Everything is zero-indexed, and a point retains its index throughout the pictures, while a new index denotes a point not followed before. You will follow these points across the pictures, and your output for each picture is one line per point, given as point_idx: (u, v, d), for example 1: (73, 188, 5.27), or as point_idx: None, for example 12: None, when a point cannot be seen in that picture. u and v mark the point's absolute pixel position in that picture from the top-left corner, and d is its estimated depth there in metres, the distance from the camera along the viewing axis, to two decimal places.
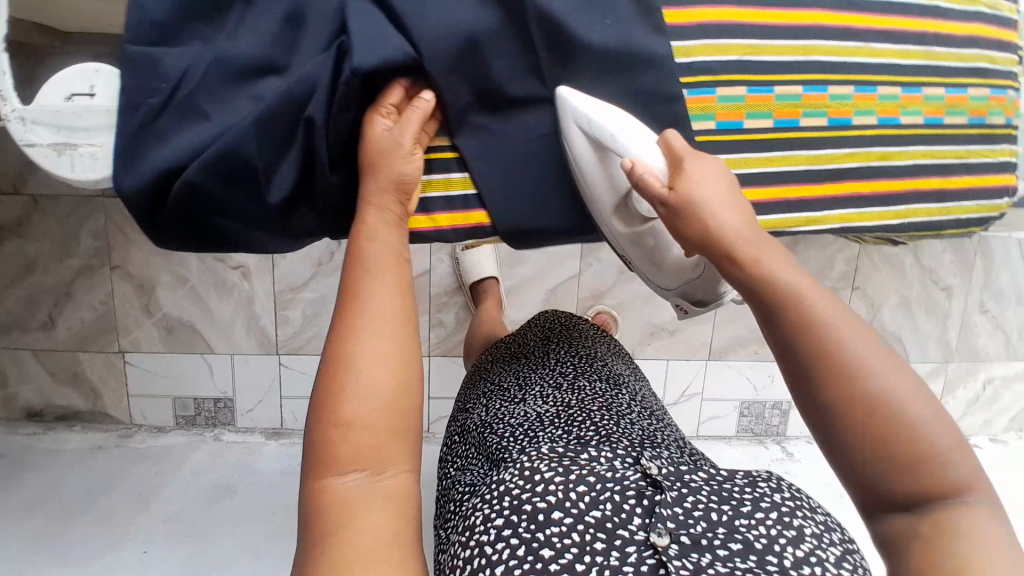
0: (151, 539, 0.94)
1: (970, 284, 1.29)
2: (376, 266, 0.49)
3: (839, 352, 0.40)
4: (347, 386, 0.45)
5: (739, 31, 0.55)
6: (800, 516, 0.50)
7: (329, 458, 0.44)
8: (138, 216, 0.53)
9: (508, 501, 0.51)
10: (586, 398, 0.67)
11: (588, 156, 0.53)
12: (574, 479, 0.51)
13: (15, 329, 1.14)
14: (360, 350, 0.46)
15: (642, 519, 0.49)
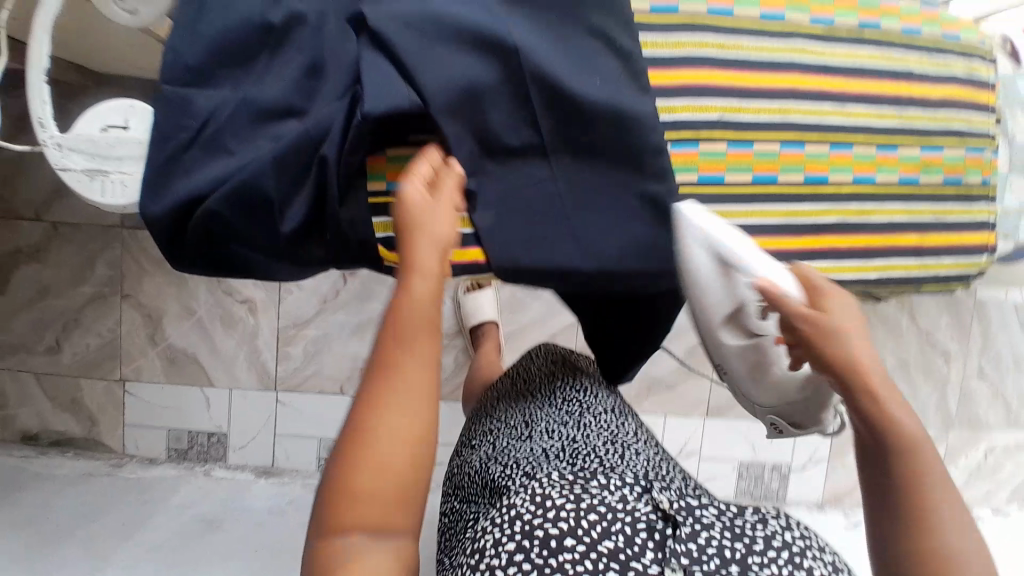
0: (131, 567, 0.92)
1: (969, 346, 1.32)
2: (405, 337, 0.50)
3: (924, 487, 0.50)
4: (369, 447, 0.49)
5: (719, 92, 0.60)
6: (810, 556, 0.56)
7: (341, 508, 0.48)
8: (159, 238, 0.55)
9: (520, 526, 0.56)
10: (591, 432, 0.72)
11: (713, 272, 0.58)
12: (586, 507, 0.57)
13: (21, 351, 1.17)
14: (383, 422, 0.49)
15: (656, 552, 0.55)
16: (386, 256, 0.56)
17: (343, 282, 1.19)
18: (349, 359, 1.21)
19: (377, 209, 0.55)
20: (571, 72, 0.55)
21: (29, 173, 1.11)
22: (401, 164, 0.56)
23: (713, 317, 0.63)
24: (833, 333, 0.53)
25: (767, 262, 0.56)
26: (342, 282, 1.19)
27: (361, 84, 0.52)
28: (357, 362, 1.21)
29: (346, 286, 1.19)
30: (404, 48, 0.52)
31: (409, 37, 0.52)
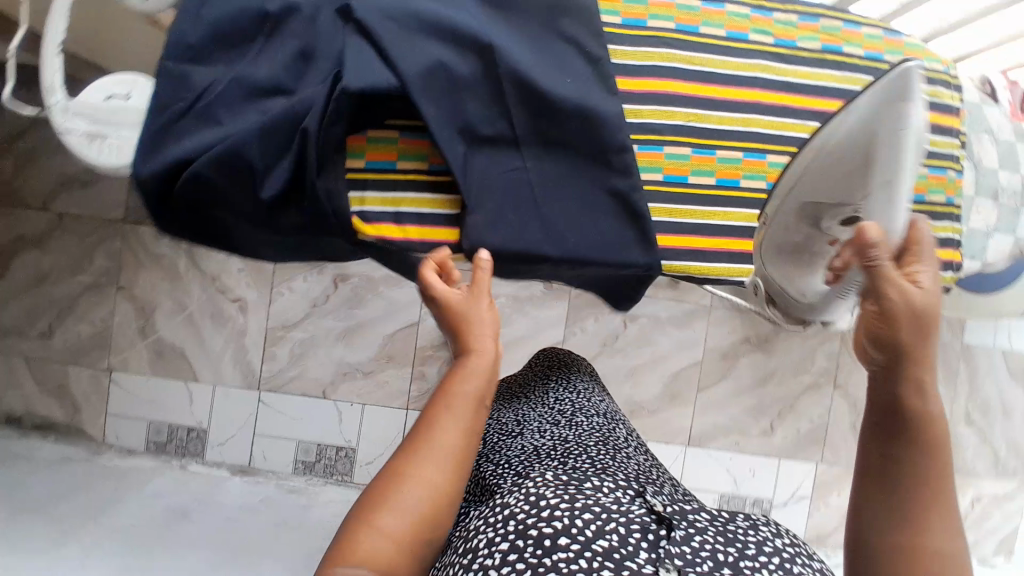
0: (94, 549, 0.90)
1: (956, 392, 1.31)
2: (456, 404, 0.51)
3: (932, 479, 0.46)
4: (391, 498, 0.46)
5: (686, 101, 0.63)
6: (800, 563, 0.46)
7: (347, 548, 0.44)
8: (148, 201, 0.58)
9: (513, 524, 0.47)
10: (584, 436, 0.68)
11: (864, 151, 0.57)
12: (580, 507, 0.48)
13: (14, 334, 1.19)
14: (416, 471, 0.47)
15: (649, 553, 0.44)
16: (360, 231, 0.57)
17: (333, 288, 1.21)
18: (334, 364, 1.22)
19: (353, 183, 0.58)
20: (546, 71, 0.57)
21: (39, 164, 1.14)
22: (379, 145, 0.58)
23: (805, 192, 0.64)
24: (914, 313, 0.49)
25: (901, 196, 0.51)
26: (332, 288, 1.21)
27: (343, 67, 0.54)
28: (341, 367, 1.22)
29: (337, 291, 1.21)
30: (386, 35, 0.54)
31: (391, 27, 0.55)
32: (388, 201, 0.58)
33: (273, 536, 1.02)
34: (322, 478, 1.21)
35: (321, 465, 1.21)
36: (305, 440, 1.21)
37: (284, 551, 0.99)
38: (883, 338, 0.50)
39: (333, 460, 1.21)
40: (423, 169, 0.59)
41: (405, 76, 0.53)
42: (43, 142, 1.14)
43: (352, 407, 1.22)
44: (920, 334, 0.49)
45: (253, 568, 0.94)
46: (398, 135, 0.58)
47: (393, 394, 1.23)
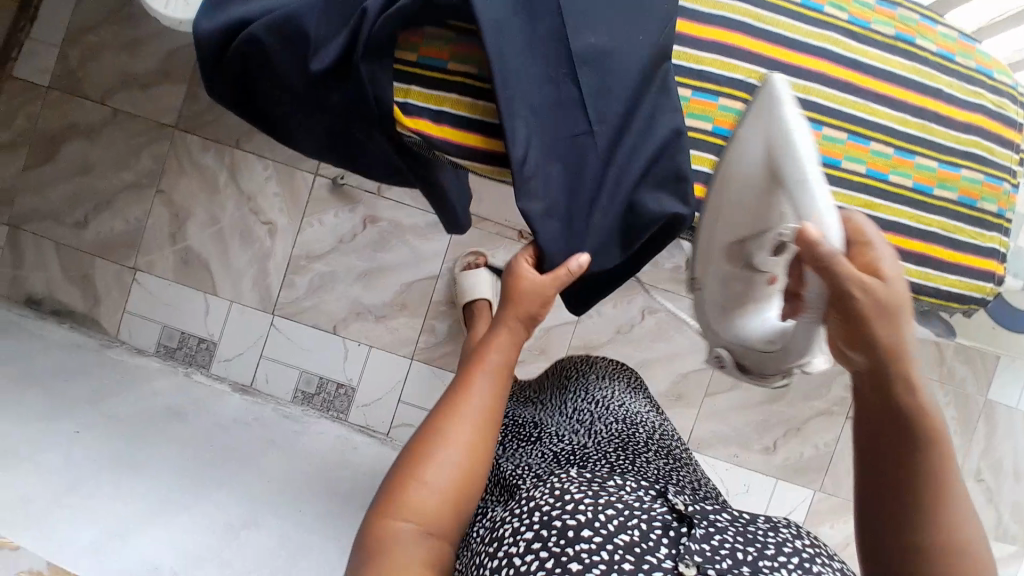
0: (87, 426, 0.91)
1: (970, 447, 1.26)
2: (489, 368, 0.57)
3: (944, 498, 0.41)
4: (427, 460, 0.51)
5: (748, 56, 0.62)
6: (820, 563, 0.46)
7: (393, 503, 0.49)
8: (203, 60, 0.59)
9: (537, 515, 0.47)
10: (604, 440, 0.66)
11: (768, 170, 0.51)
12: (603, 502, 0.47)
13: (49, 219, 1.22)
14: (452, 435, 0.52)
15: (669, 548, 0.44)
16: (400, 122, 0.58)
17: (362, 227, 1.22)
18: (350, 302, 1.23)
19: (401, 76, 0.59)
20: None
21: (105, 58, 1.18)
22: (435, 43, 0.59)
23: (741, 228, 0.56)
24: (878, 312, 0.41)
25: (816, 195, 0.44)
26: (361, 227, 1.22)
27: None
28: (356, 306, 1.23)
29: (364, 232, 1.22)
30: None
31: None
32: (433, 100, 0.59)
33: (261, 451, 1.03)
34: (318, 411, 1.23)
35: (320, 398, 1.23)
36: (308, 371, 1.23)
37: (268, 465, 1.00)
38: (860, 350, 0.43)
39: (332, 395, 1.23)
40: (472, 73, 0.59)
41: None
42: (113, 38, 1.17)
43: (359, 347, 1.23)
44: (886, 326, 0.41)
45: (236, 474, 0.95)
46: (454, 36, 0.59)
47: (402, 341, 1.23)
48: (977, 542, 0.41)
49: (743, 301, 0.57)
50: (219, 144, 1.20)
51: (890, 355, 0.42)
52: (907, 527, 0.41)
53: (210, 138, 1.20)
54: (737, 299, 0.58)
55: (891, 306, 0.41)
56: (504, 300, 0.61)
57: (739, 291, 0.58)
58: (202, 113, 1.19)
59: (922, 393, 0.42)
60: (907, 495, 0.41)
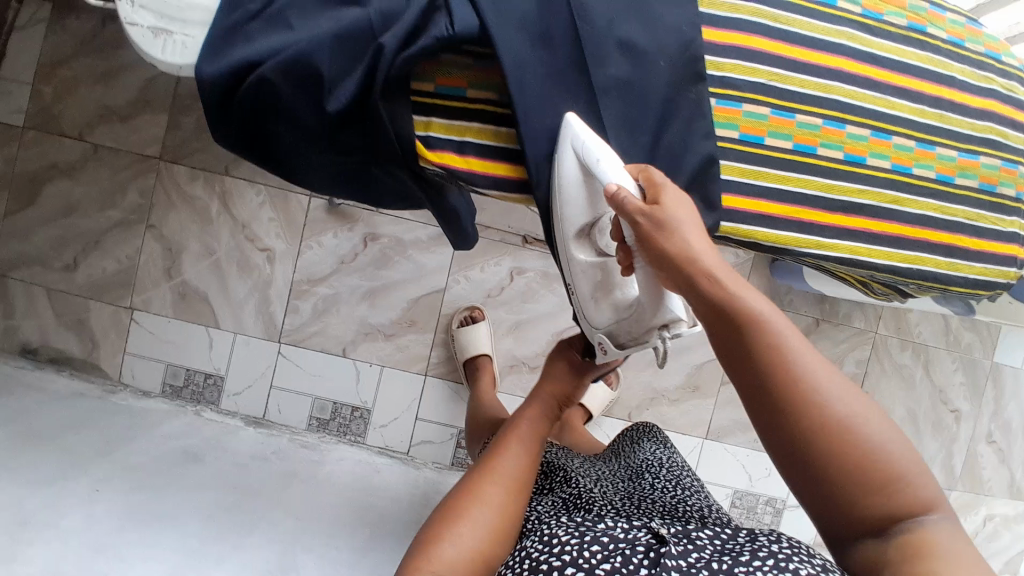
0: (104, 482, 0.88)
1: (981, 411, 1.28)
2: (521, 439, 0.75)
3: (817, 396, 0.47)
4: (461, 514, 0.67)
5: (769, 59, 0.60)
6: (797, 561, 0.59)
7: (430, 550, 0.64)
8: (209, 107, 0.56)
9: (528, 562, 0.64)
10: (610, 488, 0.81)
11: (575, 180, 0.57)
12: (588, 540, 0.64)
13: (37, 264, 1.17)
14: (484, 495, 0.68)
15: (648, 569, 0.60)
16: (424, 156, 0.56)
17: (363, 246, 1.19)
18: (357, 323, 1.21)
19: (419, 108, 0.57)
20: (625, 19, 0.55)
21: (80, 92, 1.13)
22: (451, 71, 0.56)
23: (565, 228, 0.60)
24: (662, 231, 0.51)
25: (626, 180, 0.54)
26: (362, 246, 1.19)
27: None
28: (364, 327, 1.21)
29: (366, 250, 1.19)
30: None
31: None
32: (454, 131, 0.57)
33: (286, 485, 1.02)
34: (336, 437, 1.22)
35: (336, 423, 1.21)
36: (323, 397, 1.21)
37: (295, 500, 0.98)
38: (678, 283, 0.51)
39: (349, 419, 1.21)
40: (492, 100, 0.56)
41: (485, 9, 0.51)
42: (86, 71, 1.12)
43: (370, 368, 1.21)
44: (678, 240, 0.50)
45: (264, 515, 0.93)
46: (471, 61, 0.56)
47: (414, 358, 1.22)
48: (869, 417, 0.47)
49: (608, 289, 0.63)
50: (207, 173, 1.17)
51: (695, 272, 0.50)
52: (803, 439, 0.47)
53: (198, 167, 1.16)
54: (601, 286, 0.63)
55: (668, 220, 0.50)
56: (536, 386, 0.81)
57: (599, 279, 0.63)
58: (187, 142, 1.16)
59: (737, 294, 0.48)
60: (785, 412, 0.47)
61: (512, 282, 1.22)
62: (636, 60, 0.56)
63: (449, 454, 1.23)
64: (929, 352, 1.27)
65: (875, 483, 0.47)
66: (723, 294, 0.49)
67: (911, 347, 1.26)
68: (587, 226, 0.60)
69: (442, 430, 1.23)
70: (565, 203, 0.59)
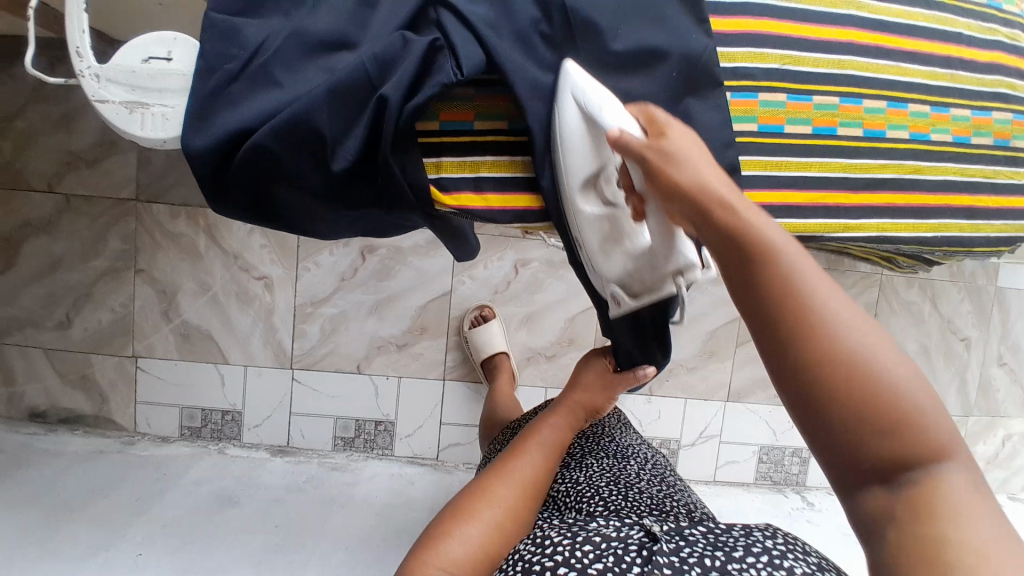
0: (146, 543, 0.89)
1: (990, 335, 1.33)
2: (545, 444, 0.76)
3: (823, 320, 0.35)
4: (476, 511, 0.68)
5: (780, 41, 0.57)
6: (791, 558, 0.60)
7: (439, 536, 0.65)
8: (203, 180, 0.53)
9: (521, 564, 0.63)
10: (596, 475, 0.80)
11: (577, 131, 0.50)
12: (580, 540, 0.62)
13: (28, 326, 1.13)
14: (499, 494, 0.69)
15: (642, 567, 0.59)
16: (439, 201, 0.54)
17: (361, 260, 1.16)
18: (367, 338, 1.19)
19: (428, 149, 0.54)
20: (628, 30, 0.53)
21: (41, 143, 1.08)
22: (456, 104, 0.53)
23: (569, 180, 0.52)
24: (666, 161, 0.42)
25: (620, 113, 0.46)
26: (360, 259, 1.16)
27: (442, 37, 0.50)
28: (375, 340, 1.19)
29: (365, 264, 1.17)
30: (467, 4, 0.50)
31: None
32: (468, 167, 0.54)
33: (325, 514, 1.01)
34: (363, 453, 1.20)
35: (361, 440, 1.20)
36: (344, 416, 1.19)
37: (341, 528, 0.99)
38: (686, 215, 0.41)
39: (373, 434, 1.20)
40: (502, 129, 0.54)
41: (491, 44, 0.49)
42: (42, 120, 1.07)
43: (388, 381, 1.20)
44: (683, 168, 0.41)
45: (311, 550, 0.94)
46: (475, 91, 0.53)
47: (430, 364, 1.21)
48: (892, 357, 0.35)
49: (618, 239, 0.54)
50: (187, 208, 1.12)
51: (697, 194, 0.39)
52: (803, 377, 0.35)
53: (177, 203, 1.12)
54: (610, 236, 0.54)
55: (676, 153, 0.42)
56: (564, 390, 0.82)
57: (607, 231, 0.54)
58: (163, 178, 1.11)
59: (742, 212, 0.38)
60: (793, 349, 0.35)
61: (518, 275, 1.21)
62: (642, 68, 0.54)
63: (478, 454, 1.22)
64: (935, 286, 1.29)
65: (894, 439, 0.34)
66: (729, 216, 0.38)
67: (918, 284, 1.28)
68: (593, 177, 0.51)
69: (468, 431, 1.22)
70: (568, 154, 0.51)
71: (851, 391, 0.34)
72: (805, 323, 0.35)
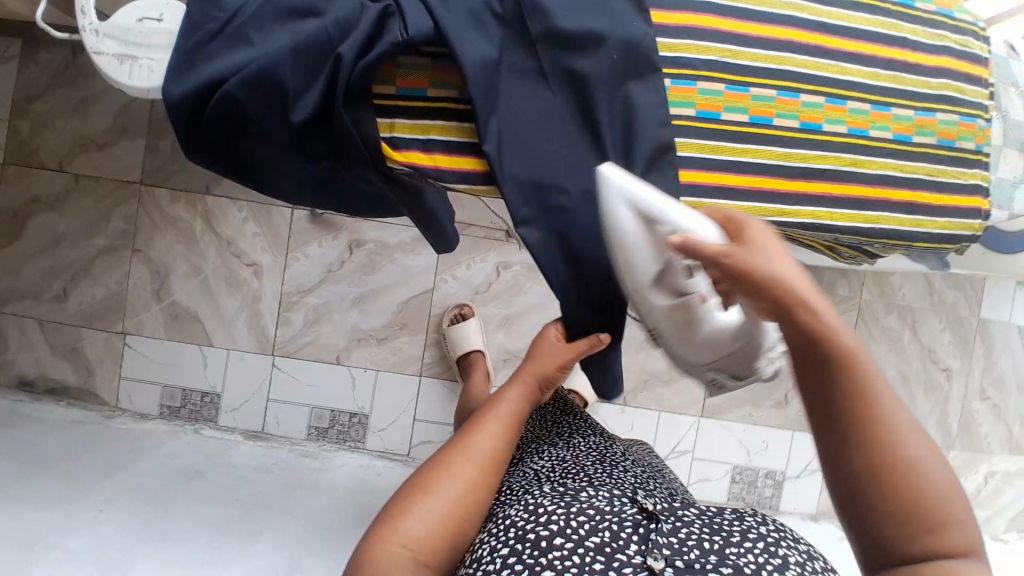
0: (109, 502, 0.91)
1: (973, 367, 1.33)
2: (499, 416, 0.77)
3: (881, 419, 0.38)
4: (432, 488, 0.68)
5: (719, 36, 0.62)
6: (784, 545, 0.63)
7: (397, 515, 0.67)
8: (178, 125, 0.58)
9: (515, 532, 0.64)
10: (581, 454, 0.81)
11: (636, 233, 0.53)
12: (575, 512, 0.64)
13: (27, 297, 1.18)
14: (455, 471, 0.70)
15: (639, 545, 0.61)
16: (389, 157, 0.58)
17: (349, 254, 1.21)
18: (349, 329, 1.22)
19: (382, 110, 0.58)
20: (574, 12, 0.57)
21: (57, 125, 1.15)
22: (410, 72, 0.58)
23: (640, 279, 0.55)
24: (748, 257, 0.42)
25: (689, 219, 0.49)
26: (347, 253, 1.21)
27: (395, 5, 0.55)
28: (356, 332, 1.22)
29: (352, 257, 1.21)
30: None
31: None
32: (419, 130, 0.58)
33: (289, 494, 1.03)
34: (335, 444, 1.22)
35: (334, 431, 1.22)
36: (320, 406, 1.22)
37: (303, 509, 1.00)
38: (767, 308, 0.42)
39: (347, 426, 1.22)
40: (453, 97, 0.58)
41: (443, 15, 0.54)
42: (60, 104, 1.14)
43: (365, 373, 1.22)
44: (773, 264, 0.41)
45: (269, 523, 0.95)
46: (428, 61, 0.58)
47: (408, 360, 1.23)
48: (936, 464, 0.38)
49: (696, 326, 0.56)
50: (187, 193, 1.18)
51: (782, 290, 0.40)
52: (863, 468, 0.38)
53: (178, 189, 1.18)
54: (688, 326, 0.56)
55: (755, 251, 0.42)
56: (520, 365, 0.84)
57: (685, 321, 0.56)
58: (168, 164, 1.17)
59: (821, 312, 0.40)
60: (854, 440, 0.38)
61: (499, 277, 1.24)
62: (589, 52, 0.58)
63: None
64: (915, 314, 1.30)
65: (926, 530, 0.37)
66: (815, 318, 0.39)
67: (899, 311, 1.30)
68: (662, 274, 0.54)
69: (440, 429, 1.24)
70: (629, 258, 0.54)
71: (895, 490, 0.37)
72: (865, 413, 0.38)
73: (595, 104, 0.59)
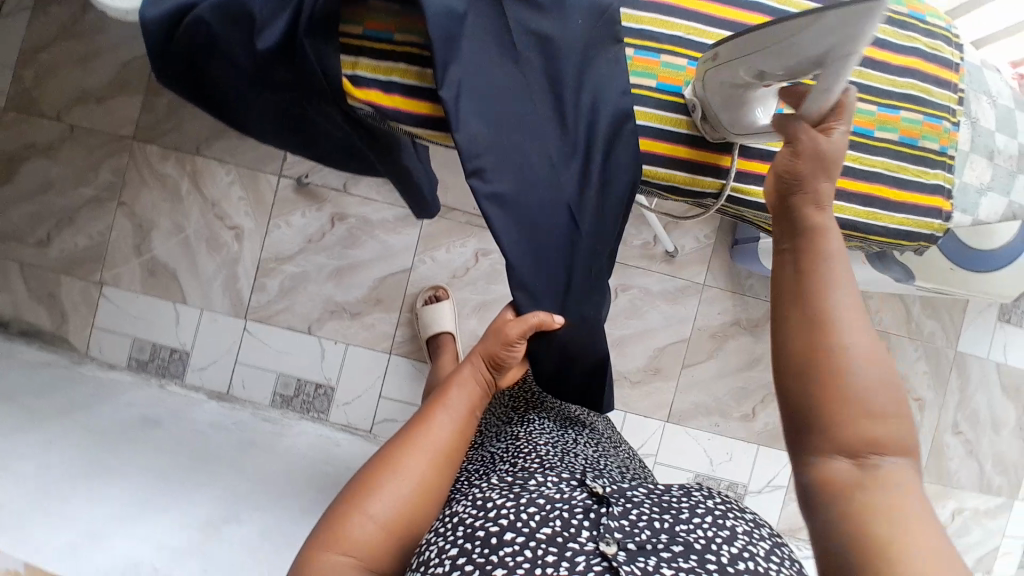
0: (59, 437, 0.90)
1: (947, 400, 1.32)
2: (452, 405, 0.62)
3: (828, 310, 0.43)
4: (381, 486, 0.56)
5: (685, 14, 0.65)
6: (732, 516, 0.53)
7: (341, 521, 0.55)
8: (150, 47, 0.60)
9: (462, 530, 0.52)
10: (535, 431, 0.73)
11: None
12: (525, 502, 0.52)
13: (12, 240, 1.20)
14: (407, 466, 0.57)
15: (590, 531, 0.50)
16: (351, 94, 0.60)
17: (330, 226, 1.22)
18: (323, 301, 1.23)
19: (347, 48, 0.60)
20: None
21: (60, 75, 1.18)
22: (380, 16, 0.60)
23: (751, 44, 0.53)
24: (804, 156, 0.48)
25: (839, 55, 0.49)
26: (329, 225, 1.22)
27: None
28: (329, 305, 1.23)
29: (334, 230, 1.22)
30: None
31: None
32: (381, 71, 0.60)
33: (242, 453, 1.02)
34: (298, 413, 1.23)
35: (299, 400, 1.23)
36: (286, 374, 1.23)
37: (254, 468, 0.99)
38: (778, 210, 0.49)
39: (311, 397, 1.23)
40: (417, 43, 0.60)
41: None
42: (65, 55, 1.18)
43: (335, 346, 1.23)
44: (821, 174, 0.47)
45: (217, 475, 0.94)
46: (399, 7, 0.59)
47: (379, 337, 1.24)
48: (876, 363, 0.41)
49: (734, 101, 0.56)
50: (178, 152, 1.20)
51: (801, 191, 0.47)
52: (800, 350, 0.43)
53: (169, 147, 1.20)
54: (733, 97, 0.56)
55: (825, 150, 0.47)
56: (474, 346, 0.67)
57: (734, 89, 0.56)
58: (162, 122, 1.20)
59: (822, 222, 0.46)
60: (802, 328, 0.43)
61: (477, 263, 1.25)
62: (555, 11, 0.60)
63: None
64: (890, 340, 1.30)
65: (858, 421, 0.41)
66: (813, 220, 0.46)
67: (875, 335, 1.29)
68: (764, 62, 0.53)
69: (404, 408, 1.24)
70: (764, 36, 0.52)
71: (830, 378, 0.41)
72: (818, 304, 0.43)
73: (562, 67, 0.60)
